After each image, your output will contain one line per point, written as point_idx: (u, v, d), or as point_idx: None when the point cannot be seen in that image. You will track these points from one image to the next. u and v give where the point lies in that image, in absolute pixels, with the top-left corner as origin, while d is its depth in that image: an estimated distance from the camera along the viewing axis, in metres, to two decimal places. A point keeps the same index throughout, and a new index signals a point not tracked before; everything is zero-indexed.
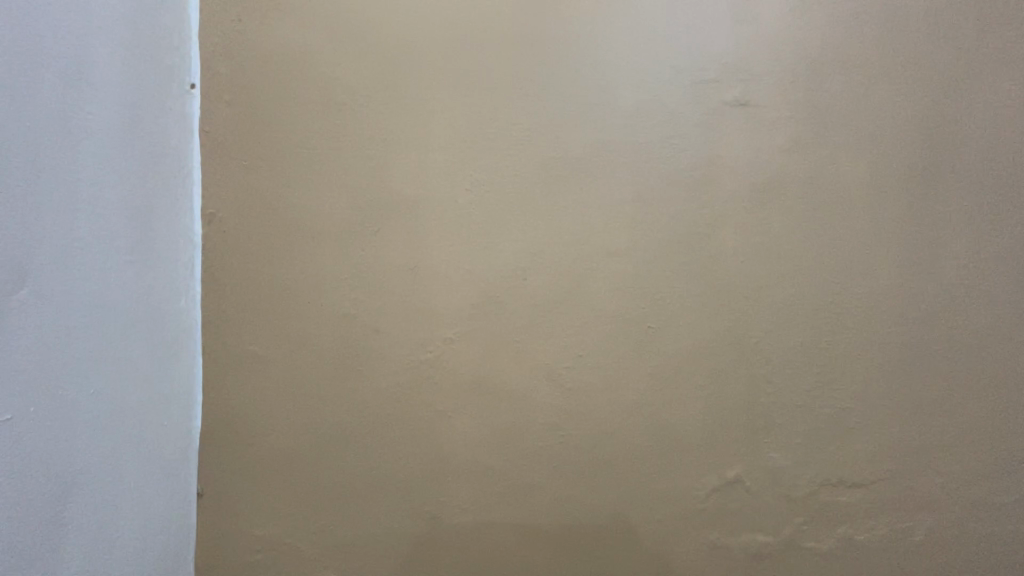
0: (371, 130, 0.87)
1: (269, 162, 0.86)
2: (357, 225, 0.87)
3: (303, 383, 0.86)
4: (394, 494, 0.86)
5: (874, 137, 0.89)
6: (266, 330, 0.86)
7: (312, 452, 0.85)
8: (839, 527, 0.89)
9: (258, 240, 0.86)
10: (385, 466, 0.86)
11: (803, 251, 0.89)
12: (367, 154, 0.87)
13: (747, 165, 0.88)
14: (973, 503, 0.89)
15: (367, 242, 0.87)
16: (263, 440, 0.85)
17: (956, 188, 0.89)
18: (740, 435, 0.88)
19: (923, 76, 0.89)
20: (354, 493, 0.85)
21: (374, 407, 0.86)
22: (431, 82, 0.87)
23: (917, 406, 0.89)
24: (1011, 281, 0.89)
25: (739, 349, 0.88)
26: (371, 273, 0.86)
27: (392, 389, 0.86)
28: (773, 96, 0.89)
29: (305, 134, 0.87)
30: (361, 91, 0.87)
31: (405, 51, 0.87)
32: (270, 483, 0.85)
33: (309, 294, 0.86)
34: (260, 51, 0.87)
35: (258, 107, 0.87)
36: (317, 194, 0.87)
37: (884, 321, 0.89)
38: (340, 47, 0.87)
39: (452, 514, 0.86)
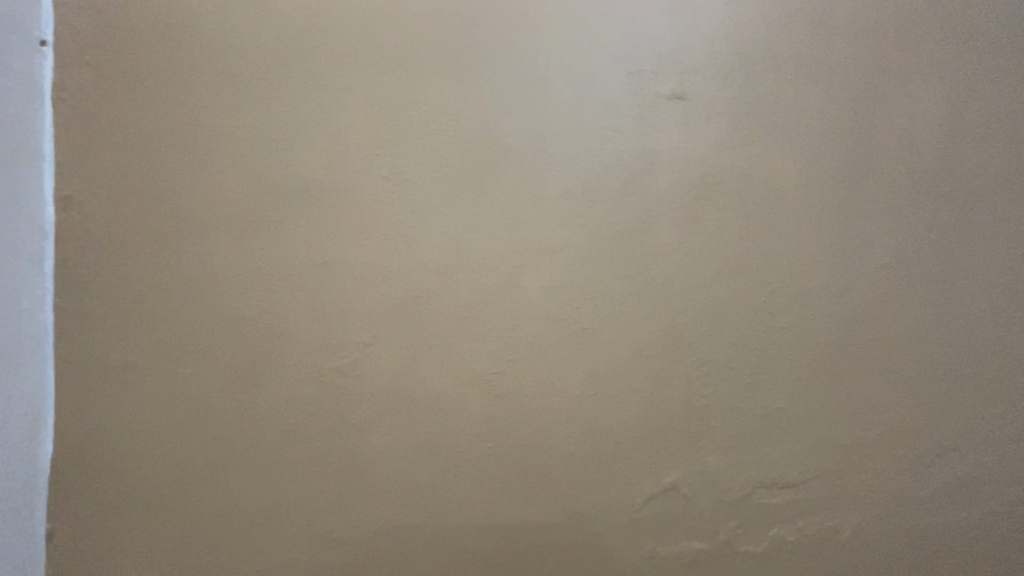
0: (273, 108, 0.77)
1: (149, 141, 0.74)
2: (257, 216, 0.76)
3: (190, 398, 0.74)
4: (303, 521, 0.76)
5: (805, 136, 0.89)
6: (144, 337, 0.73)
7: (202, 477, 0.74)
8: (772, 529, 0.88)
9: (134, 231, 0.74)
10: (291, 490, 0.76)
11: (739, 249, 0.87)
12: (269, 136, 0.77)
13: (683, 160, 0.85)
14: (894, 498, 0.91)
15: (272, 235, 0.76)
16: (139, 466, 0.73)
17: (881, 189, 0.91)
18: (678, 440, 0.85)
19: (850, 78, 0.90)
20: (257, 521, 0.75)
21: (278, 424, 0.76)
22: (346, 58, 0.78)
23: (844, 405, 0.90)
24: (926, 280, 0.92)
25: (676, 350, 0.85)
26: (278, 270, 0.76)
27: (302, 402, 0.76)
28: (709, 91, 0.86)
29: (195, 110, 0.75)
30: (261, 64, 0.77)
31: (314, 22, 0.78)
32: (148, 515, 0.73)
33: (198, 295, 0.75)
34: (137, 9, 0.74)
35: (133, 76, 0.74)
36: (210, 181, 0.75)
37: (814, 320, 0.89)
38: (235, 12, 0.76)
39: (371, 539, 0.77)
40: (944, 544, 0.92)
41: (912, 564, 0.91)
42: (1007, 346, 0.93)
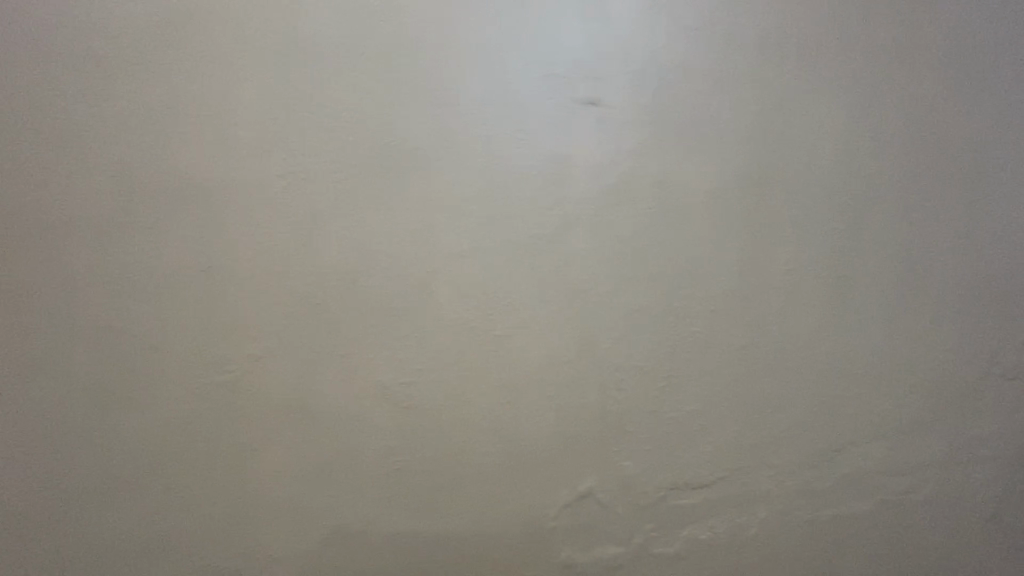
0: (161, 108, 0.75)
1: (29, 141, 0.72)
2: (145, 219, 0.73)
3: (73, 409, 0.72)
4: (193, 539, 0.73)
5: (715, 145, 0.91)
6: (22, 344, 0.71)
7: (88, 491, 0.72)
8: (686, 530, 0.90)
9: (13, 235, 0.72)
10: (182, 507, 0.73)
11: (652, 254, 0.88)
12: (156, 138, 0.74)
13: (599, 166, 0.85)
14: (798, 493, 0.95)
15: (160, 239, 0.74)
16: (22, 478, 0.71)
17: (784, 198, 0.95)
18: (593, 447, 0.85)
19: (756, 89, 0.93)
20: (147, 536, 0.73)
21: (167, 437, 0.73)
22: (244, 57, 0.76)
23: (751, 405, 0.93)
24: (824, 285, 0.97)
25: (591, 356, 0.85)
26: (169, 275, 0.74)
27: (191, 412, 0.73)
28: (622, 97, 0.87)
29: (77, 110, 0.73)
30: (148, 63, 0.75)
31: (211, 21, 0.76)
32: (31, 529, 0.71)
33: (81, 302, 0.72)
34: (24, 11, 0.73)
35: (14, 75, 0.72)
36: (93, 183, 0.73)
37: (724, 324, 0.92)
38: (121, 10, 0.75)
39: (268, 555, 0.75)
40: (842, 535, 0.97)
41: (813, 556, 0.96)
42: (895, 346, 0.99)
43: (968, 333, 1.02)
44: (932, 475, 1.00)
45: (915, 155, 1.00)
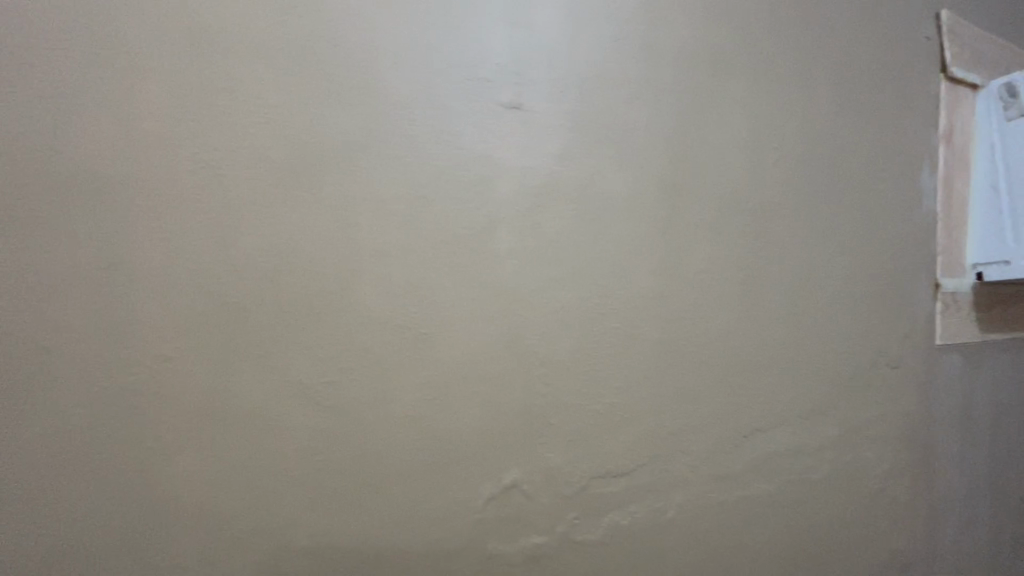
0: (42, 84, 0.66)
1: None
2: (23, 209, 0.65)
3: None
4: (89, 558, 0.67)
5: (633, 152, 0.97)
6: None
7: None
8: (607, 517, 0.96)
9: None
10: (74, 525, 0.67)
11: (575, 255, 0.92)
12: (37, 117, 0.66)
13: (523, 168, 0.88)
14: (706, 475, 1.05)
15: (44, 231, 0.66)
16: None
17: (696, 203, 1.02)
18: (518, 440, 0.88)
19: (670, 101, 1.00)
20: (29, 563, 0.65)
21: (54, 450, 0.66)
22: (145, 38, 0.70)
23: (667, 397, 1.00)
24: (730, 284, 1.06)
25: (516, 353, 0.88)
26: (54, 274, 0.66)
27: (86, 421, 0.67)
28: (546, 103, 0.90)
29: None
30: (24, 31, 0.65)
31: None
32: None
33: None
34: None
35: None
36: None
37: (643, 320, 0.97)
38: None
39: (178, 567, 0.71)
40: (740, 510, 1.08)
41: (718, 531, 1.06)
42: (783, 338, 1.12)
43: (833, 324, 1.20)
44: (805, 450, 1.17)
45: (796, 169, 1.14)
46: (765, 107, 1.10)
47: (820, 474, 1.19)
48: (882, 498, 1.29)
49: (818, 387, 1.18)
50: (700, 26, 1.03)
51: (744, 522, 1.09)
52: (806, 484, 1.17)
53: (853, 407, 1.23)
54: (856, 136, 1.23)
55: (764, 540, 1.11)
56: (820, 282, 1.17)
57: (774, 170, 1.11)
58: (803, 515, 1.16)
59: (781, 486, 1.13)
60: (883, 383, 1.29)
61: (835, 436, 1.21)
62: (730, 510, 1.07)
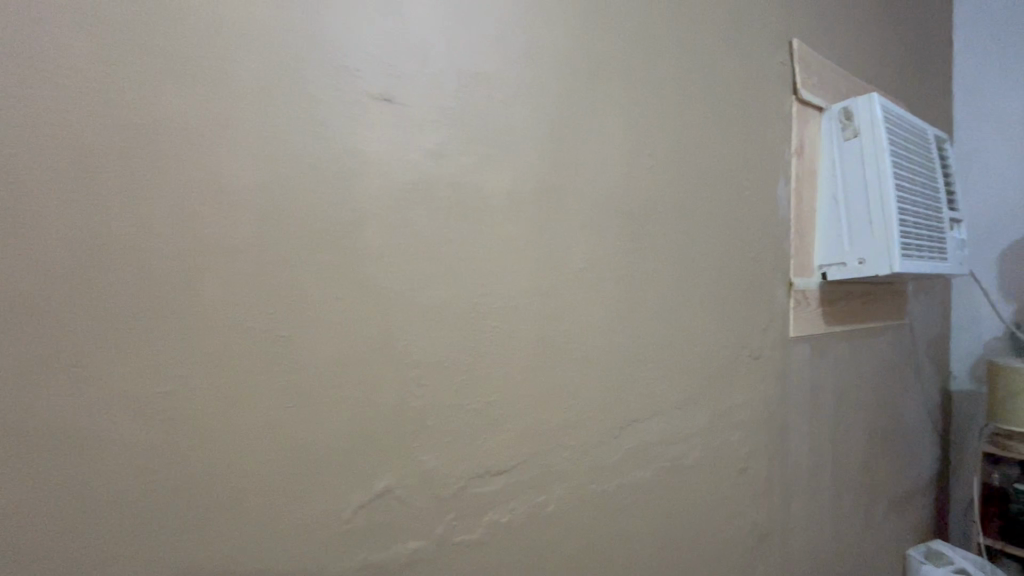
0: None
1: None
2: None
3: None
4: None
5: (512, 152, 0.98)
6: None
7: None
8: (487, 516, 0.96)
9: None
10: None
11: (451, 255, 0.92)
12: None
13: (395, 164, 0.86)
14: (585, 468, 1.09)
15: None
16: None
17: (574, 204, 1.06)
18: (391, 444, 0.86)
19: (549, 104, 1.02)
20: None
21: None
22: None
23: (546, 393, 1.03)
24: (606, 282, 1.11)
25: (389, 354, 0.86)
26: None
27: None
28: (421, 98, 0.89)
29: None
30: None
31: None
32: None
33: None
34: None
35: None
36: None
37: (521, 318, 0.99)
38: None
39: None
40: (618, 498, 1.14)
41: (598, 521, 1.11)
42: (657, 334, 1.20)
43: (702, 320, 1.30)
44: (678, 438, 1.25)
45: (670, 175, 1.22)
46: (640, 115, 1.16)
47: (691, 460, 1.28)
48: (745, 478, 1.43)
49: (688, 379, 1.27)
50: (578, 33, 1.06)
51: (621, 509, 1.15)
52: (678, 469, 1.26)
53: (720, 395, 1.35)
54: (723, 147, 1.34)
55: (641, 525, 1.18)
56: (690, 281, 1.27)
57: (649, 176, 1.18)
58: (675, 499, 1.25)
59: (655, 473, 1.21)
60: (746, 373, 1.42)
61: (704, 423, 1.31)
62: (608, 499, 1.13)
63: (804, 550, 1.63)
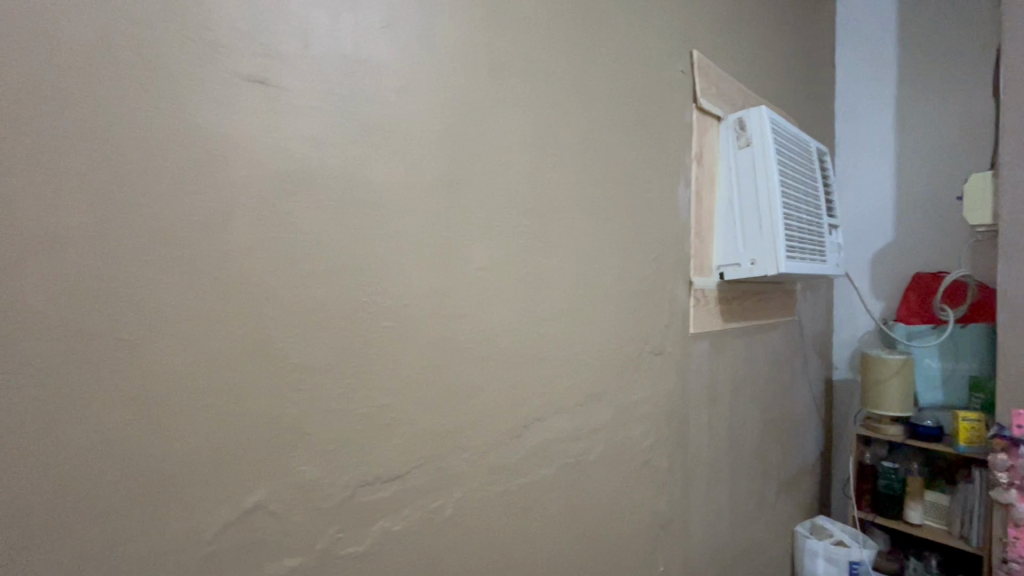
0: None
1: None
2: None
3: None
4: None
5: (405, 145, 0.94)
6: None
7: None
8: (376, 525, 0.91)
9: None
10: None
11: (335, 252, 0.86)
12: None
13: (269, 151, 0.80)
14: (485, 469, 1.08)
15: None
16: None
17: (472, 201, 1.04)
18: (264, 455, 0.80)
19: (444, 96, 0.99)
20: None
21: None
22: None
23: (442, 395, 1.00)
24: (506, 281, 1.10)
25: (262, 358, 0.79)
26: None
27: None
28: (300, 82, 0.83)
29: None
30: None
31: None
32: None
33: None
34: None
35: None
36: None
37: (415, 318, 0.96)
38: None
39: None
40: (519, 498, 1.14)
41: (498, 521, 1.10)
42: (558, 332, 1.21)
43: (604, 318, 1.33)
44: (580, 435, 1.27)
45: (572, 175, 1.23)
46: (542, 114, 1.17)
47: (593, 455, 1.31)
48: (647, 470, 1.48)
49: (591, 376, 1.30)
50: (477, 27, 1.04)
51: (523, 509, 1.15)
52: (581, 465, 1.28)
53: (622, 391, 1.39)
54: (626, 149, 1.38)
55: (542, 523, 1.19)
56: (593, 280, 1.29)
57: (551, 176, 1.18)
58: (578, 494, 1.27)
59: (558, 470, 1.22)
60: (647, 369, 1.47)
61: (607, 419, 1.34)
62: (509, 499, 1.12)
63: (702, 535, 1.73)
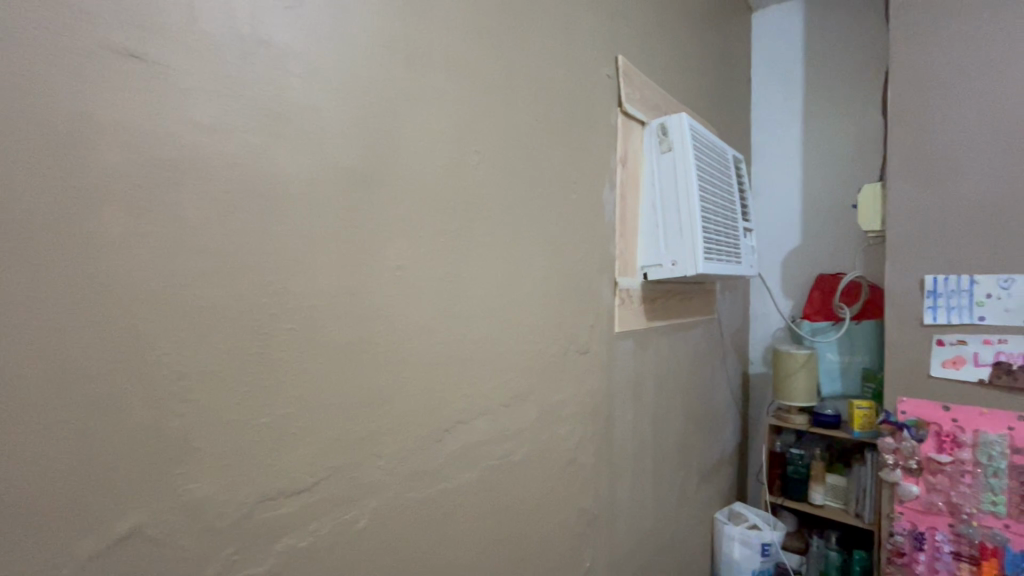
0: None
1: None
2: None
3: None
4: None
5: (312, 136, 0.88)
6: None
7: None
8: (280, 543, 0.85)
9: None
10: None
11: (230, 249, 0.79)
12: None
13: (149, 136, 0.71)
14: (404, 476, 1.04)
15: None
16: None
17: (388, 197, 1.00)
18: (142, 473, 0.71)
19: (357, 87, 0.94)
20: None
21: None
22: None
23: (356, 400, 0.95)
24: (426, 280, 1.07)
25: (139, 366, 0.71)
26: None
27: None
28: (188, 61, 0.75)
29: None
30: None
31: None
32: None
33: None
34: None
35: None
36: None
37: (325, 320, 0.90)
38: None
39: None
40: (441, 503, 1.11)
41: (417, 529, 1.06)
42: (481, 333, 1.19)
43: (529, 318, 1.32)
44: (505, 436, 1.26)
45: (496, 174, 1.22)
46: (463, 111, 1.14)
47: (519, 456, 1.30)
48: (574, 468, 1.50)
49: (515, 378, 1.29)
50: (393, 17, 1.00)
51: (443, 515, 1.11)
52: (505, 467, 1.26)
53: (548, 391, 1.39)
54: (551, 150, 1.39)
55: (466, 528, 1.16)
56: (517, 280, 1.28)
57: (474, 174, 1.16)
58: (502, 497, 1.26)
59: (481, 473, 1.20)
60: (573, 368, 1.49)
61: (532, 419, 1.34)
62: (429, 507, 1.08)
63: (628, 528, 1.78)
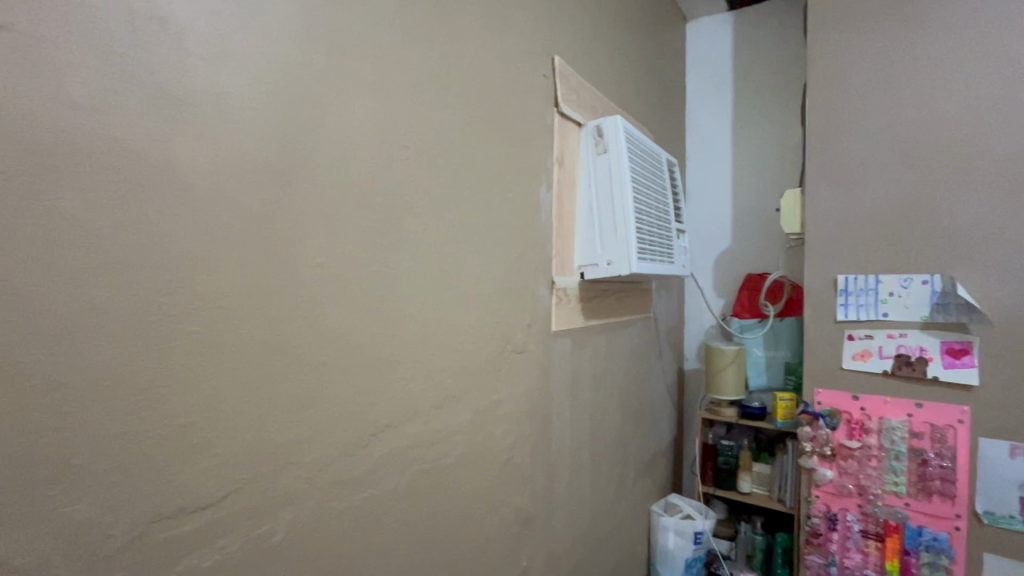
0: None
1: None
2: None
3: None
4: None
5: (218, 123, 0.82)
6: None
7: None
8: (180, 563, 0.78)
9: None
10: None
11: (119, 243, 0.71)
12: None
13: (18, 115, 0.63)
14: (326, 484, 0.99)
15: None
16: None
17: (307, 191, 0.94)
18: (9, 497, 0.63)
19: (271, 73, 0.89)
20: None
21: None
22: None
23: (270, 406, 0.89)
24: (350, 279, 1.02)
25: (3, 375, 0.62)
26: None
27: None
28: (68, 34, 0.67)
29: None
30: None
31: None
32: None
33: None
34: None
35: None
36: None
37: (234, 321, 0.84)
38: None
39: None
40: (366, 511, 1.06)
41: (340, 539, 1.01)
42: (411, 334, 1.16)
43: (463, 318, 1.30)
44: (437, 438, 1.23)
45: (427, 171, 1.19)
46: (391, 104, 1.10)
47: (452, 458, 1.28)
48: (510, 468, 1.49)
49: (448, 378, 1.26)
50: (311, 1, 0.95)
51: (370, 523, 1.07)
52: (437, 470, 1.24)
53: (483, 391, 1.38)
54: (486, 148, 1.37)
55: (394, 534, 1.13)
56: (450, 279, 1.26)
57: (403, 169, 1.13)
58: (434, 500, 1.23)
59: (412, 477, 1.17)
60: (510, 368, 1.48)
61: (466, 421, 1.32)
62: (354, 514, 1.04)
63: (565, 525, 1.80)
